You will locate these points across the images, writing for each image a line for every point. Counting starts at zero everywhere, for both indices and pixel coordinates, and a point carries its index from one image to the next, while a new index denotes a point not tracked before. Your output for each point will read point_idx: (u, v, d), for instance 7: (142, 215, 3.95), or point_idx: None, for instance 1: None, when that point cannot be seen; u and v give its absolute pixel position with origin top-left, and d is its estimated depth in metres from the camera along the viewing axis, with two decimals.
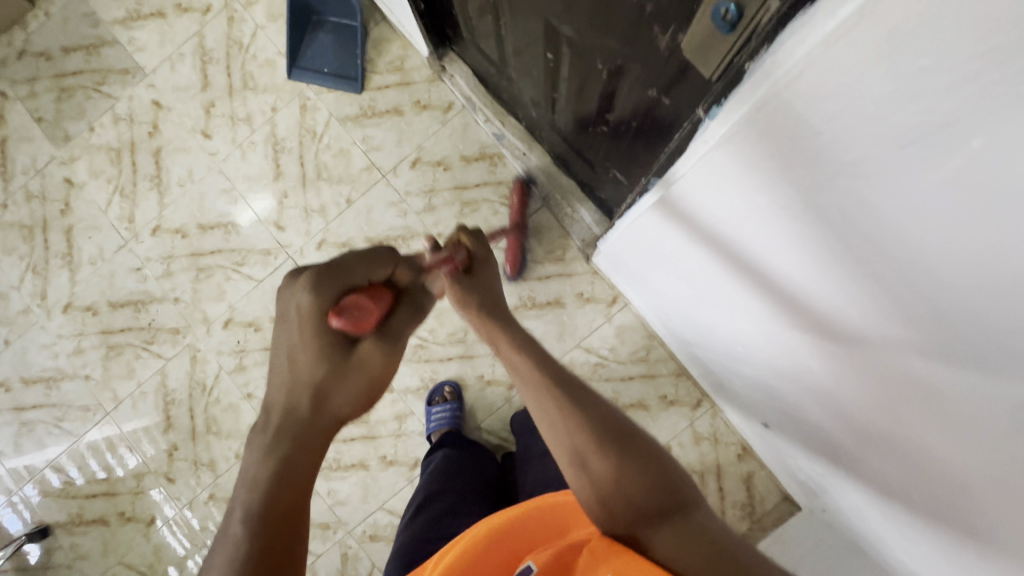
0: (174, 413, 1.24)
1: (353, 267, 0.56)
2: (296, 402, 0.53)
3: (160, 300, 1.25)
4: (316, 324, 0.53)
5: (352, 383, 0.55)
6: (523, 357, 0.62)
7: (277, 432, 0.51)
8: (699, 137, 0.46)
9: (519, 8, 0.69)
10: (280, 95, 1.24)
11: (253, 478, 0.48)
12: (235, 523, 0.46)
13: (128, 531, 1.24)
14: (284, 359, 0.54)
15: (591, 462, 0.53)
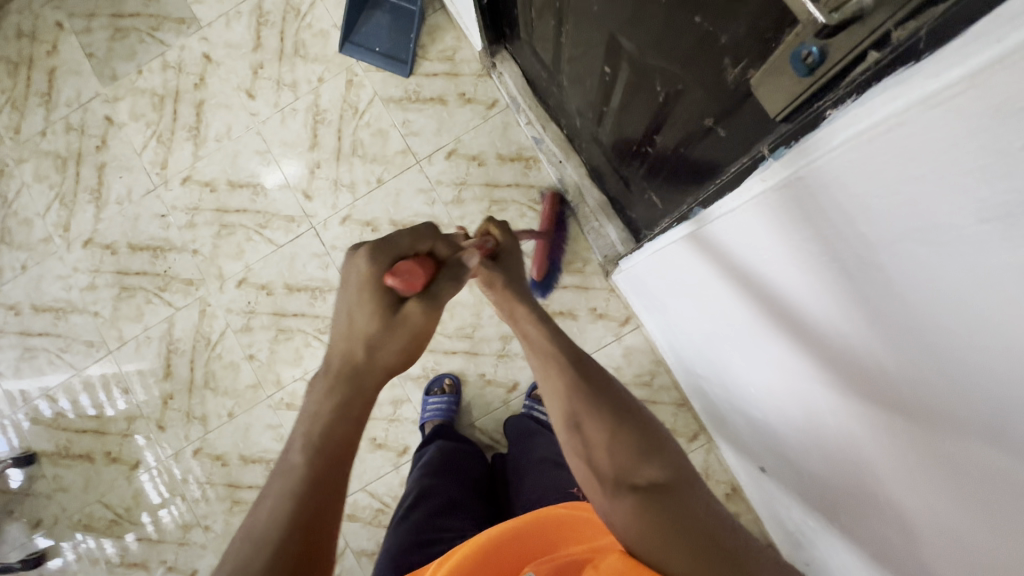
0: (174, 363, 1.25)
1: (398, 239, 0.59)
2: (352, 351, 0.56)
3: (179, 250, 1.26)
4: (375, 286, 0.57)
5: (399, 342, 0.57)
6: (533, 327, 0.64)
7: (336, 376, 0.55)
8: (758, 175, 0.46)
9: (584, 19, 0.69)
10: (329, 67, 1.25)
11: (314, 414, 0.53)
12: (295, 452, 0.51)
13: (111, 471, 1.25)
14: (343, 317, 0.58)
15: (591, 435, 0.55)
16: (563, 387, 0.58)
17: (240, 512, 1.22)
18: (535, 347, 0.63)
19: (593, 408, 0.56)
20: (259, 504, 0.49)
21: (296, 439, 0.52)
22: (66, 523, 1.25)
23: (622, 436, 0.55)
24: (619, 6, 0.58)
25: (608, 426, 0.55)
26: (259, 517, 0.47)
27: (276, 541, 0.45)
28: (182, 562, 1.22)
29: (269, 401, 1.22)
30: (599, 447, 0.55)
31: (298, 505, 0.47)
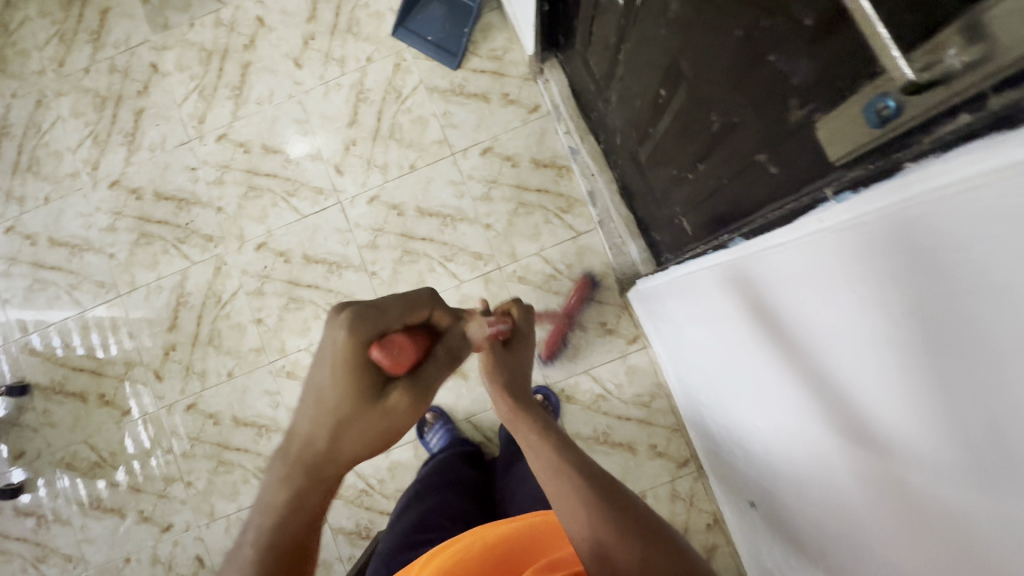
0: (181, 316, 1.25)
1: (389, 311, 0.54)
2: (315, 434, 0.54)
3: (204, 205, 1.26)
4: (355, 367, 0.52)
5: (365, 433, 0.53)
6: (542, 440, 0.64)
7: (295, 463, 0.53)
8: (822, 213, 0.46)
9: (647, 41, 0.71)
10: (379, 48, 1.26)
11: (270, 504, 0.52)
12: (246, 546, 0.51)
13: (101, 414, 1.25)
14: (312, 392, 0.54)
15: (619, 558, 0.51)
16: (580, 501, 0.56)
17: (224, 473, 1.22)
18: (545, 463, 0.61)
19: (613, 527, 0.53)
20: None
21: (248, 536, 0.52)
22: (49, 459, 1.25)
23: (648, 553, 0.50)
24: (688, 32, 0.59)
25: (629, 539, 0.52)
26: None
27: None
28: (159, 514, 1.22)
29: (269, 367, 1.23)
30: (618, 568, 0.50)
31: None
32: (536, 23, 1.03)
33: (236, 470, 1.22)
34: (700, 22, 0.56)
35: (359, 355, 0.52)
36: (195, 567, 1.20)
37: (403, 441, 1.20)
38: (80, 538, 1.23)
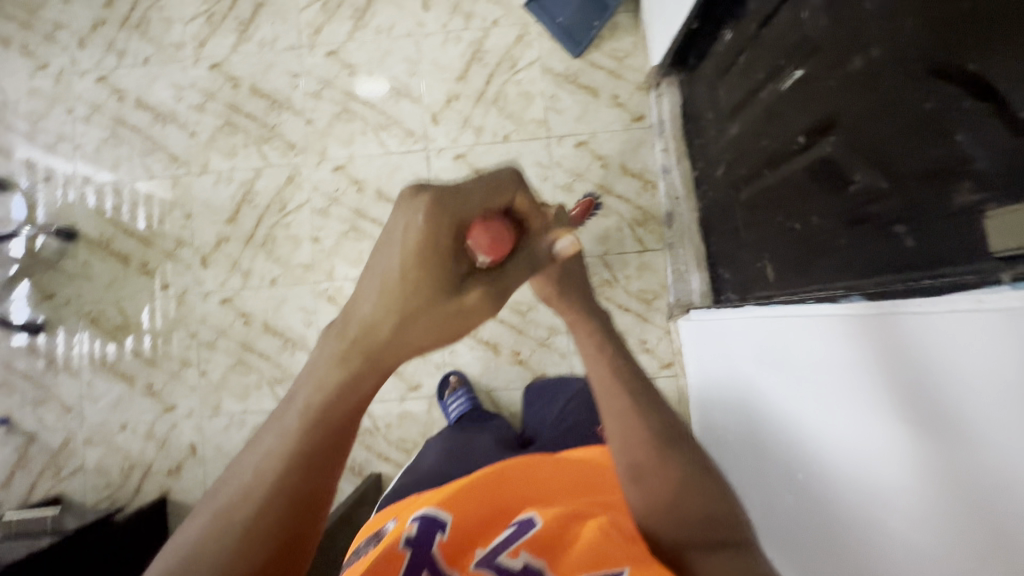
0: (241, 212, 1.25)
1: (471, 194, 0.46)
2: (376, 324, 0.45)
3: (295, 113, 1.27)
4: (436, 256, 0.44)
5: (435, 333, 0.46)
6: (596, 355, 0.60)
7: (352, 346, 0.44)
8: (972, 295, 0.43)
9: (805, 88, 0.72)
10: (507, 15, 1.27)
11: (320, 381, 0.43)
12: (291, 416, 0.42)
13: (138, 281, 1.25)
14: (379, 275, 0.45)
15: (654, 484, 0.53)
16: (628, 418, 0.55)
17: (239, 374, 1.22)
18: (599, 379, 0.58)
19: (652, 451, 0.53)
20: (232, 474, 0.41)
21: (292, 411, 0.43)
22: (76, 310, 1.26)
23: (687, 484, 0.51)
24: (864, 88, 0.61)
25: (674, 472, 0.52)
26: (241, 475, 0.41)
27: (249, 523, 0.39)
28: (166, 393, 1.23)
29: (312, 286, 1.23)
30: (649, 489, 0.53)
31: (280, 498, 0.40)
32: (676, 36, 1.03)
33: (253, 373, 1.22)
34: (883, 83, 0.57)
35: (440, 236, 0.44)
36: (186, 454, 1.21)
37: (419, 394, 1.22)
38: (83, 394, 1.24)
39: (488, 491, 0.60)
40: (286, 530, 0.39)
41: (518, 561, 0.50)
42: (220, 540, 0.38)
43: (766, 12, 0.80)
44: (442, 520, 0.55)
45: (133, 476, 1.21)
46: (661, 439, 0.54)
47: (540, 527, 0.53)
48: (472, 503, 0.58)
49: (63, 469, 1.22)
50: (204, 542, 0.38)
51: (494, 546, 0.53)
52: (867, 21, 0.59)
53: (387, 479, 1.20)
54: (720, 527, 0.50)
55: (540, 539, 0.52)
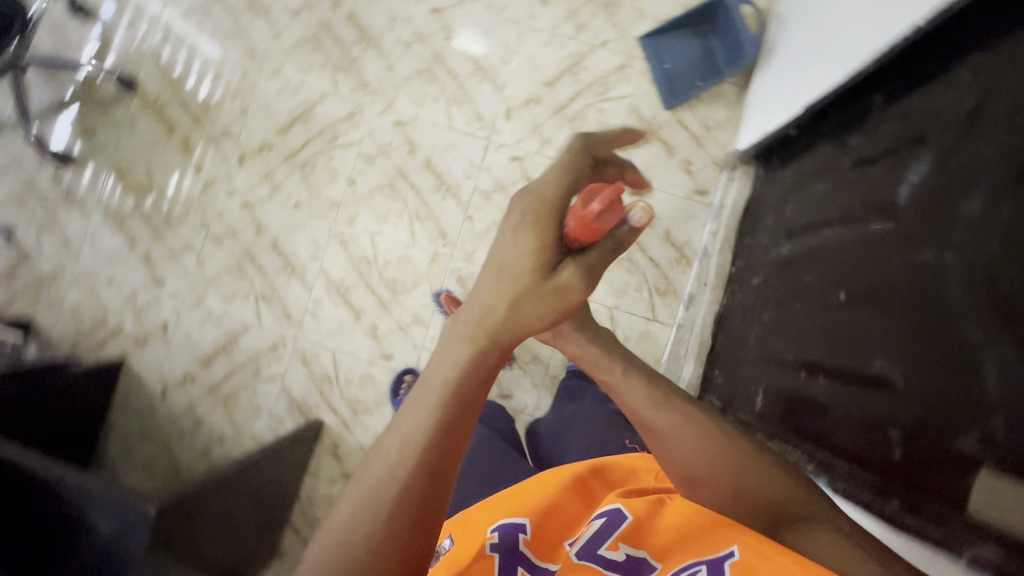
0: (293, 127, 1.25)
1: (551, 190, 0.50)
2: (490, 308, 0.47)
3: (379, 54, 1.25)
4: (535, 253, 0.48)
5: (547, 311, 0.48)
6: (621, 378, 0.61)
7: (477, 327, 0.46)
8: None
9: (869, 247, 0.69)
10: (619, 41, 1.23)
11: (454, 360, 0.45)
12: (431, 390, 0.44)
13: (175, 153, 1.26)
14: (495, 261, 0.49)
15: (704, 488, 0.54)
16: (668, 426, 0.57)
17: (232, 278, 1.23)
18: (629, 401, 0.59)
19: (700, 452, 0.55)
20: (376, 455, 0.42)
21: (428, 394, 0.44)
22: (109, 157, 1.27)
23: (745, 478, 0.53)
24: (921, 285, 0.58)
25: (727, 467, 0.53)
26: (386, 449, 0.42)
27: (397, 503, 0.40)
28: (160, 268, 1.24)
29: (330, 224, 1.23)
30: (711, 488, 0.54)
31: (424, 473, 0.41)
32: (771, 132, 1.01)
33: (245, 282, 1.23)
34: (940, 293, 0.54)
35: (548, 214, 0.49)
36: (157, 331, 1.23)
37: (388, 364, 1.20)
38: (86, 236, 1.26)
39: (557, 488, 0.59)
40: (434, 492, 0.41)
41: (620, 553, 0.52)
42: (371, 516, 0.39)
43: (865, 155, 0.76)
44: (521, 523, 0.56)
45: (103, 330, 1.24)
46: (699, 442, 0.55)
47: (631, 519, 0.55)
48: (544, 503, 0.58)
49: (42, 298, 1.25)
50: (359, 518, 0.39)
51: (586, 536, 0.54)
52: (952, 224, 0.55)
53: (326, 430, 1.20)
54: (797, 504, 0.51)
55: (633, 534, 0.54)
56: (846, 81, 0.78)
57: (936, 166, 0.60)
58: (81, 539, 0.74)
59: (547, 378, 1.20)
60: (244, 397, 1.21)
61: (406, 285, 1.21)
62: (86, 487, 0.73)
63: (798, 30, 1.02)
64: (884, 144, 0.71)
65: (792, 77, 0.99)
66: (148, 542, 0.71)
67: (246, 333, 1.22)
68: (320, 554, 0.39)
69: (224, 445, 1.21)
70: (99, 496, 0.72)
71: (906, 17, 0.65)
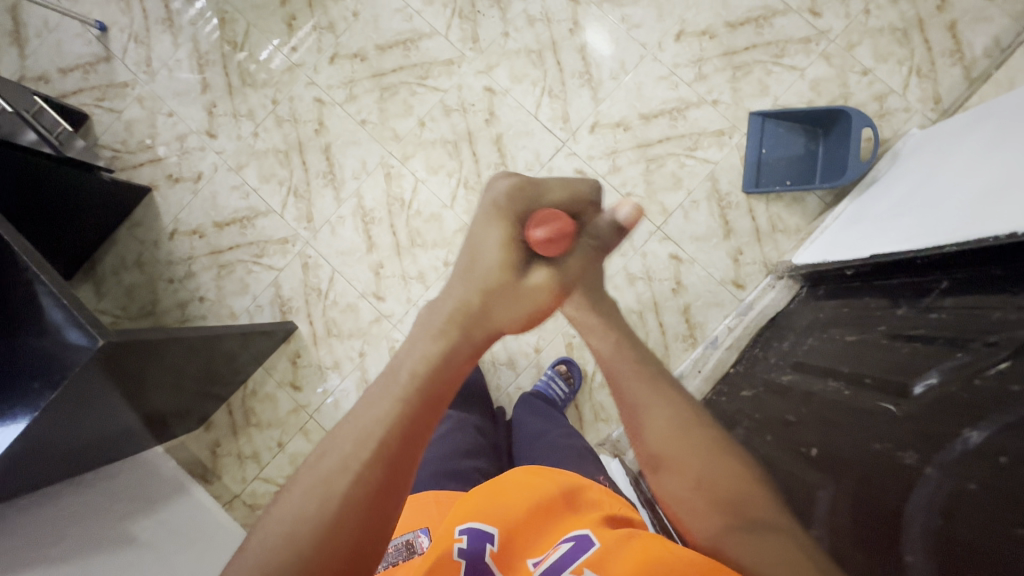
0: (393, 50, 1.25)
1: (540, 196, 0.54)
2: (466, 304, 0.51)
3: (502, 17, 1.23)
4: (502, 258, 0.52)
5: (518, 311, 0.52)
6: (610, 346, 0.61)
7: (449, 321, 0.50)
8: None
9: (857, 420, 0.67)
10: (729, 107, 1.19)
11: (426, 349, 0.48)
12: (400, 381, 0.46)
13: (277, 24, 1.27)
14: (468, 254, 0.53)
15: (665, 472, 0.52)
16: (640, 402, 0.56)
17: (277, 160, 1.25)
18: (616, 375, 0.59)
19: (668, 435, 0.53)
20: (329, 446, 0.43)
21: (393, 387, 0.45)
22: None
23: (709, 470, 0.50)
24: (885, 482, 0.56)
25: (690, 457, 0.51)
26: (340, 439, 0.43)
27: (347, 497, 0.40)
28: (218, 121, 1.27)
29: (384, 153, 1.23)
30: (670, 469, 0.52)
31: (378, 464, 0.41)
32: (832, 263, 0.97)
33: (286, 170, 1.25)
34: (899, 504, 0.53)
35: (517, 220, 0.52)
36: (191, 177, 1.27)
37: (377, 304, 1.21)
38: (167, 63, 1.29)
39: (526, 504, 0.58)
40: (387, 481, 0.42)
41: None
42: (319, 508, 0.40)
43: (903, 330, 0.72)
44: (490, 532, 0.55)
45: (145, 153, 1.28)
46: (670, 423, 0.54)
47: (597, 547, 0.51)
48: (510, 514, 0.57)
49: (106, 101, 1.29)
50: (304, 507, 0.40)
51: (553, 559, 0.51)
52: (947, 440, 0.52)
53: (296, 335, 1.23)
54: (753, 504, 0.48)
55: (598, 555, 0.50)
56: (925, 250, 0.74)
57: (958, 377, 0.56)
58: (20, 336, 0.74)
59: (512, 385, 1.20)
60: (239, 272, 1.25)
61: (425, 242, 1.21)
62: (48, 288, 0.73)
63: (909, 174, 0.96)
64: (927, 329, 0.68)
65: (876, 221, 0.94)
66: (79, 366, 0.72)
67: (266, 216, 1.24)
68: (263, 537, 0.39)
69: (202, 306, 1.25)
70: (61, 302, 0.73)
71: (1002, 221, 0.62)
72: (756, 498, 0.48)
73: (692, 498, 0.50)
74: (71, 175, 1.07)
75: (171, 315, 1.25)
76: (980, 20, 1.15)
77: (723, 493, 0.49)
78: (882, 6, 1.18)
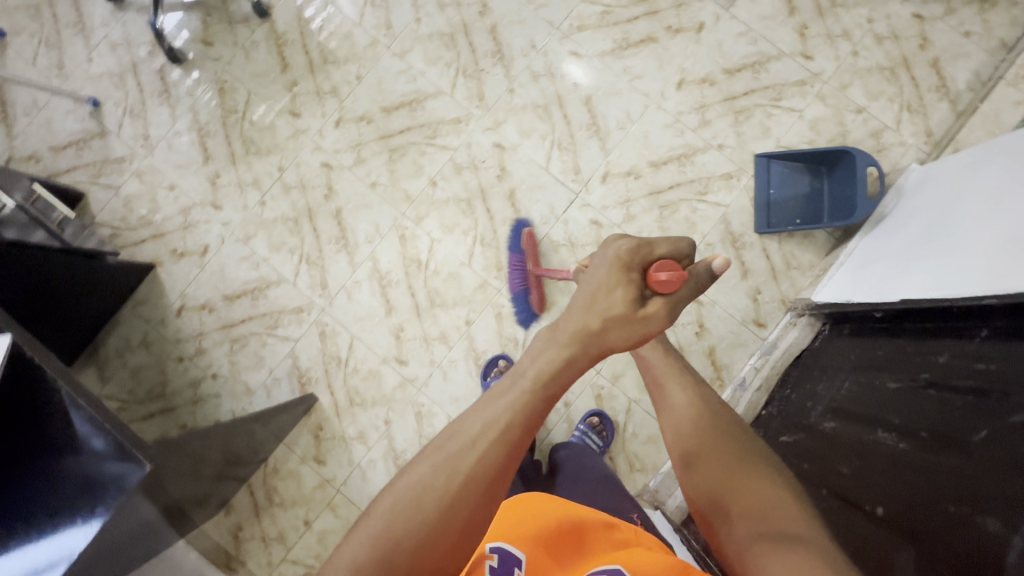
0: (399, 111, 1.24)
1: (660, 243, 0.51)
2: (584, 324, 0.48)
3: (506, 74, 1.25)
4: (620, 290, 0.49)
5: (635, 339, 0.48)
6: (659, 355, 0.67)
7: (570, 337, 0.48)
8: None
9: (922, 477, 0.67)
10: (735, 150, 1.22)
11: (546, 353, 0.47)
12: (528, 378, 0.46)
13: (279, 91, 1.26)
14: (587, 288, 0.50)
15: (695, 466, 0.56)
16: (677, 399, 0.61)
17: (286, 229, 1.23)
18: (658, 374, 0.65)
19: (698, 433, 0.57)
20: (459, 425, 0.45)
21: (519, 383, 0.46)
22: (217, 69, 1.27)
23: (736, 471, 0.53)
24: (972, 549, 0.56)
25: (721, 454, 0.54)
26: (469, 420, 0.44)
27: (472, 471, 0.42)
28: (223, 192, 1.24)
29: (397, 215, 1.22)
30: (697, 465, 0.55)
31: (501, 446, 0.43)
32: (857, 304, 0.99)
33: (297, 238, 1.22)
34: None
35: (638, 257, 0.50)
36: (197, 251, 1.23)
37: (399, 369, 1.19)
38: (165, 136, 1.26)
39: (551, 527, 0.56)
40: (506, 465, 0.43)
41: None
42: (446, 479, 0.42)
43: (947, 379, 0.73)
44: (519, 557, 0.53)
45: (146, 229, 1.24)
46: (700, 424, 0.58)
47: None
48: (537, 535, 0.55)
49: (102, 177, 1.25)
50: (433, 479, 0.42)
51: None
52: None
53: (317, 408, 1.19)
54: (780, 511, 0.48)
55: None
56: (961, 300, 0.77)
57: (1018, 436, 0.58)
58: (54, 453, 0.74)
59: (544, 441, 1.18)
60: (252, 346, 1.21)
61: (446, 303, 1.19)
62: (87, 409, 0.71)
63: (919, 212, 1.00)
64: (974, 380, 0.69)
65: (894, 261, 0.97)
66: (123, 492, 0.69)
67: (279, 287, 1.21)
68: (392, 498, 0.42)
69: (215, 384, 1.20)
70: (75, 406, 0.71)
71: None
72: (789, 506, 0.49)
73: (719, 497, 0.52)
74: (72, 263, 1.03)
75: (183, 396, 1.20)
76: (961, 55, 1.21)
77: (751, 493, 0.51)
78: (869, 46, 1.24)
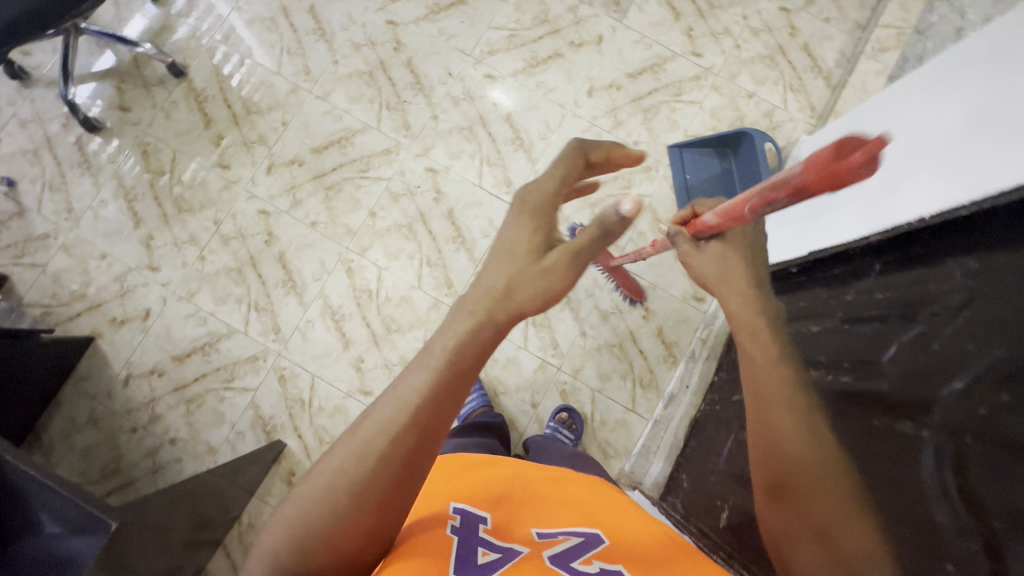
0: (329, 150, 1.28)
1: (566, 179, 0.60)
2: (490, 286, 0.53)
3: (428, 102, 1.31)
4: (521, 245, 0.55)
5: (536, 288, 0.53)
6: (773, 365, 0.52)
7: (478, 307, 0.51)
8: None
9: (851, 399, 0.75)
10: (649, 144, 1.32)
11: (462, 331, 0.49)
12: (435, 357, 0.48)
13: (205, 147, 1.27)
14: (501, 247, 0.56)
15: (780, 507, 0.46)
16: (786, 425, 0.48)
17: (230, 280, 1.22)
18: (766, 389, 0.50)
19: (800, 476, 0.46)
20: (374, 409, 0.47)
21: (428, 360, 0.48)
22: (138, 133, 1.27)
23: (836, 526, 0.43)
24: (895, 451, 0.63)
25: (820, 502, 0.44)
26: (384, 409, 0.46)
27: (383, 455, 0.45)
28: (159, 253, 1.23)
29: (341, 250, 1.24)
30: (787, 512, 0.46)
31: (412, 430, 0.45)
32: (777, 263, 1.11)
33: (242, 287, 1.22)
34: (913, 471, 0.59)
35: (541, 207, 0.58)
36: (138, 316, 1.20)
37: (365, 401, 1.19)
38: (90, 205, 1.24)
39: (517, 492, 0.59)
40: (416, 450, 0.45)
41: (592, 566, 0.48)
42: (358, 464, 0.44)
43: (857, 312, 0.82)
44: (483, 515, 0.55)
45: (81, 302, 1.20)
46: (811, 467, 0.46)
47: (608, 543, 0.52)
48: (500, 498, 0.58)
49: (26, 257, 1.21)
50: (345, 464, 0.45)
51: (560, 547, 0.51)
52: (928, 402, 0.61)
53: (286, 454, 1.17)
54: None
55: (606, 554, 0.50)
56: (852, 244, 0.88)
57: (914, 347, 0.66)
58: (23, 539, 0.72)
59: (519, 445, 1.20)
60: (209, 403, 1.18)
61: (402, 327, 1.21)
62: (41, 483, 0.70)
63: None
64: (877, 308, 0.78)
65: (801, 221, 1.08)
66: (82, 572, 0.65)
67: (230, 338, 1.20)
68: (312, 483, 0.45)
69: (175, 448, 1.16)
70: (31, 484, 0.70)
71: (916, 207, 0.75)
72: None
73: (801, 545, 0.44)
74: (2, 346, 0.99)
75: (141, 467, 1.15)
76: (825, 38, 1.38)
77: (846, 553, 0.42)
78: (748, 39, 1.38)
